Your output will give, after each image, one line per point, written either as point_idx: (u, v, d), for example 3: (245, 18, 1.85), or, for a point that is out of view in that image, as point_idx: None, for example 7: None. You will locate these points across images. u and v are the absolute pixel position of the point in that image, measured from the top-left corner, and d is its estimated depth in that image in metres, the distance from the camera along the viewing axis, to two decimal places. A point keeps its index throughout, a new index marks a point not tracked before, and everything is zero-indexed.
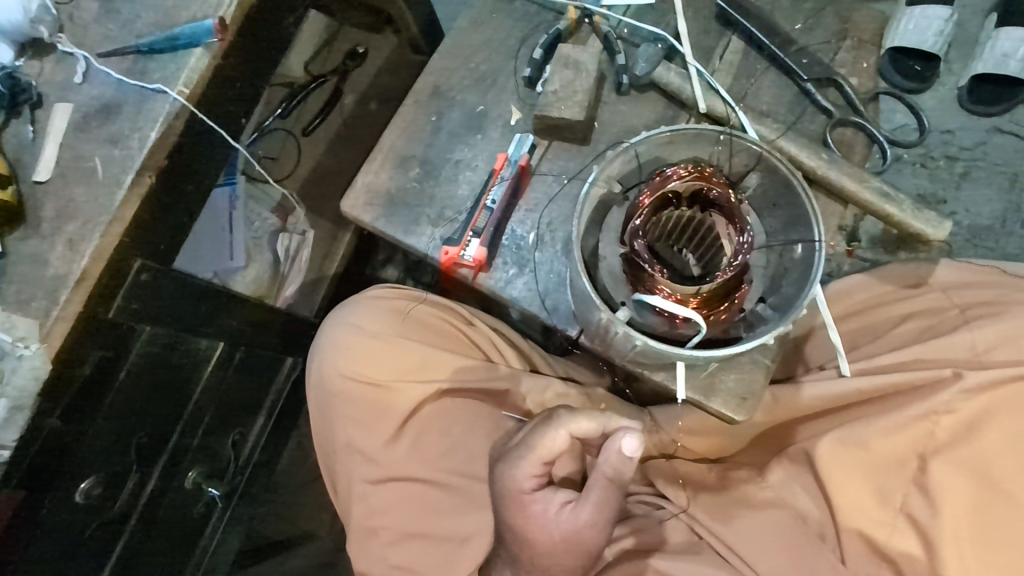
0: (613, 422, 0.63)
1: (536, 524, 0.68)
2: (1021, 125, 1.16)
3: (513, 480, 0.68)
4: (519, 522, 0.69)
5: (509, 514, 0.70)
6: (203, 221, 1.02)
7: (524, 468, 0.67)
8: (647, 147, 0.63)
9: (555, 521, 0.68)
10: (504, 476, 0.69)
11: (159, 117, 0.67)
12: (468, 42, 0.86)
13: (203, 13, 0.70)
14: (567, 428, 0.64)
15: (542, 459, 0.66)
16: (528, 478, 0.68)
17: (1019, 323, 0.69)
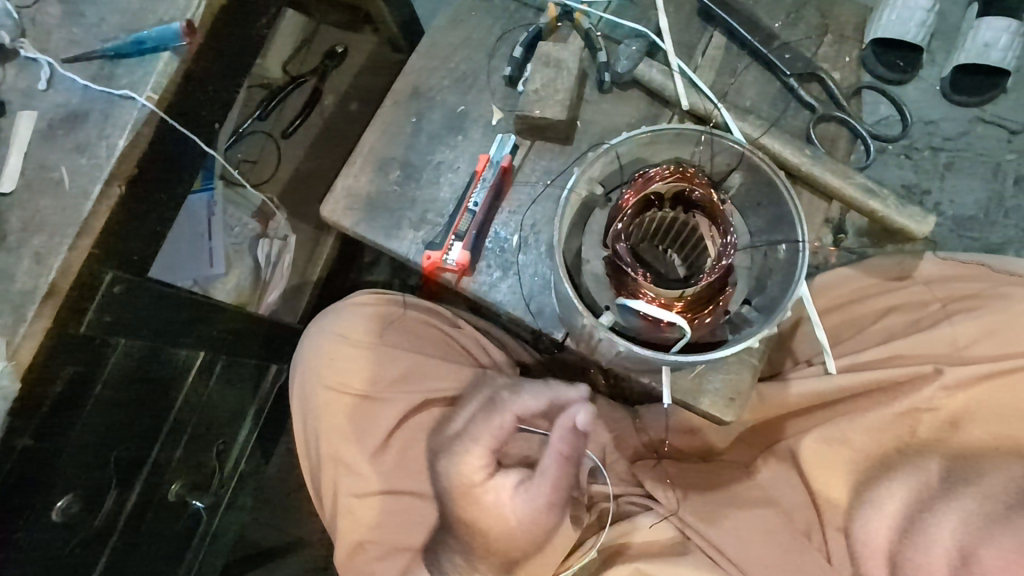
0: (562, 395, 0.67)
1: (487, 510, 0.68)
2: (1002, 115, 1.17)
3: (463, 472, 0.68)
4: (473, 512, 0.69)
5: (461, 506, 0.69)
6: (180, 227, 0.99)
7: (473, 457, 0.67)
8: (629, 147, 0.62)
9: (505, 506, 0.67)
10: (449, 457, 0.70)
11: (127, 125, 0.64)
12: (447, 41, 0.85)
13: (171, 15, 0.67)
14: (511, 410, 0.68)
15: (491, 445, 0.68)
16: (478, 467, 0.68)
17: (997, 317, 0.72)
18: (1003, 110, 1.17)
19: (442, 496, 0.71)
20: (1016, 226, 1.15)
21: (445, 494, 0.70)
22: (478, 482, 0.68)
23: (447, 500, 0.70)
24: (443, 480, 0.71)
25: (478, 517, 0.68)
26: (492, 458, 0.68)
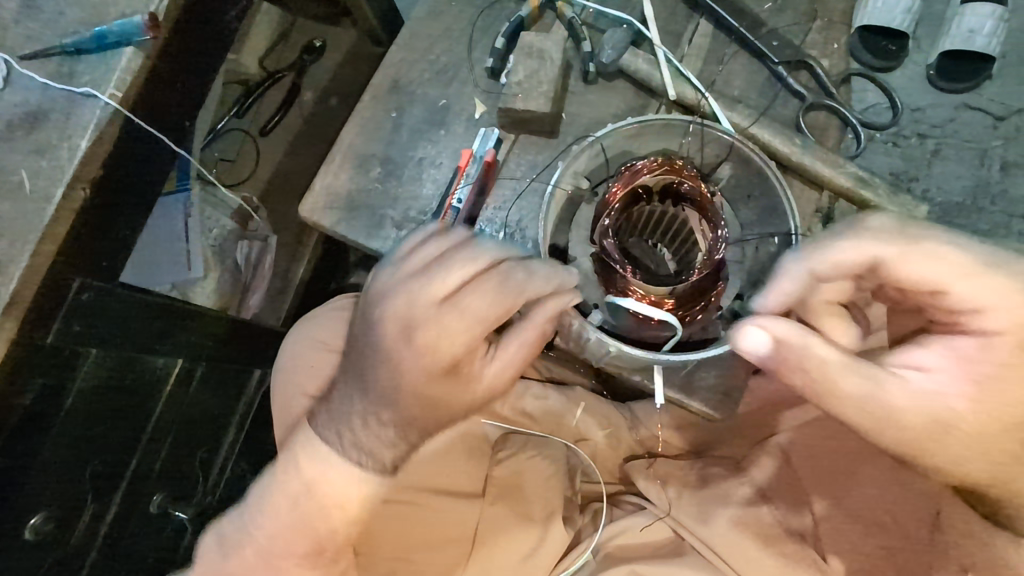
0: (568, 279, 0.58)
1: (452, 394, 0.60)
2: (987, 101, 1.16)
3: (448, 356, 0.57)
4: (433, 402, 0.61)
5: (421, 397, 0.60)
6: (154, 230, 0.96)
7: (466, 338, 0.57)
8: (615, 139, 0.60)
9: (474, 385, 0.60)
10: (439, 334, 0.56)
11: (90, 124, 0.61)
12: (426, 33, 0.82)
13: (134, 8, 0.64)
14: (525, 288, 0.55)
15: (484, 325, 0.57)
16: (464, 349, 0.58)
17: None
18: (989, 95, 1.16)
19: (397, 389, 0.59)
20: (1003, 212, 1.15)
21: (420, 384, 0.58)
22: (463, 360, 0.58)
23: (408, 390, 0.59)
24: (412, 367, 0.58)
25: (434, 403, 0.60)
26: (486, 333, 0.58)
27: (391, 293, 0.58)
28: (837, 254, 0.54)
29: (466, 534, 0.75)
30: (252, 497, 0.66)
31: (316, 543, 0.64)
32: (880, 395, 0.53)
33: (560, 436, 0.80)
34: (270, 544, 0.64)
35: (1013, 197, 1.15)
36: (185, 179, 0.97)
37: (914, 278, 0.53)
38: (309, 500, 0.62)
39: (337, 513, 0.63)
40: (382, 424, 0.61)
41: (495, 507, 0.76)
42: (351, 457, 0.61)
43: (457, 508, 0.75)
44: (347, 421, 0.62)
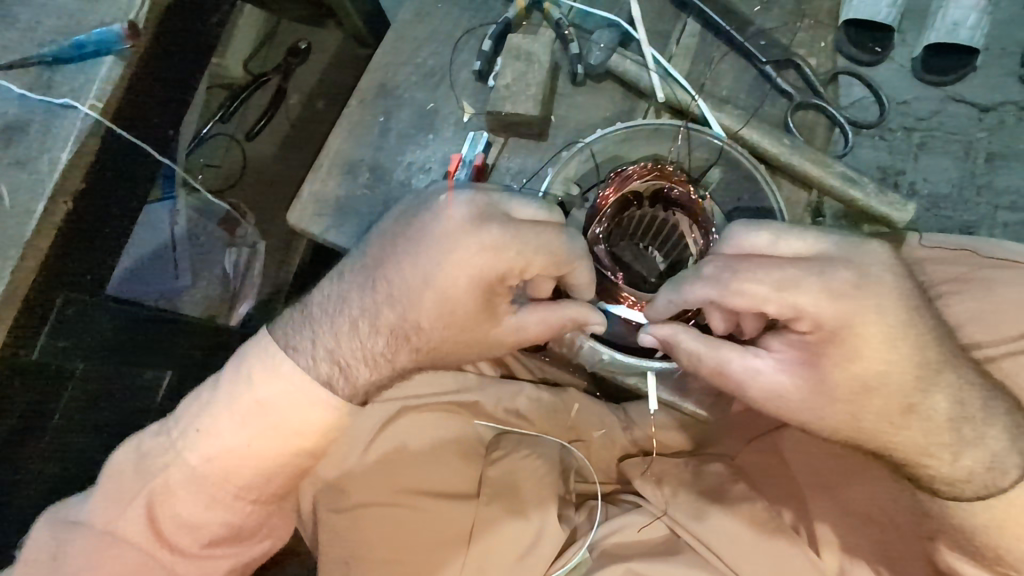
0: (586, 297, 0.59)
1: (467, 316, 0.57)
2: (972, 93, 1.17)
3: (480, 266, 0.55)
4: (434, 316, 0.57)
5: (428, 306, 0.56)
6: (140, 239, 0.94)
7: (510, 262, 0.55)
8: (604, 145, 0.61)
9: (485, 322, 0.58)
10: (519, 238, 0.54)
11: (70, 136, 0.60)
12: (413, 36, 0.81)
13: (113, 16, 0.63)
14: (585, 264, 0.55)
15: (532, 269, 0.55)
16: (499, 270, 0.55)
17: (1010, 296, 0.64)
18: (973, 88, 1.17)
19: (427, 284, 0.55)
20: (988, 203, 1.16)
21: (459, 288, 0.55)
22: (508, 277, 0.56)
23: (438, 288, 0.55)
24: (461, 259, 0.54)
25: (443, 316, 0.57)
26: (526, 274, 0.56)
27: (467, 194, 0.56)
28: (692, 293, 0.53)
29: (461, 534, 0.74)
30: (185, 416, 0.61)
31: (263, 472, 0.61)
32: (726, 367, 0.55)
33: (555, 435, 0.80)
34: (212, 471, 0.60)
35: (998, 189, 1.16)
36: (170, 187, 0.95)
37: (743, 307, 0.52)
38: (262, 424, 0.58)
39: (291, 442, 0.59)
40: (366, 328, 0.58)
41: (491, 506, 0.74)
42: (315, 377, 0.58)
43: (452, 510, 0.75)
44: (329, 327, 0.58)
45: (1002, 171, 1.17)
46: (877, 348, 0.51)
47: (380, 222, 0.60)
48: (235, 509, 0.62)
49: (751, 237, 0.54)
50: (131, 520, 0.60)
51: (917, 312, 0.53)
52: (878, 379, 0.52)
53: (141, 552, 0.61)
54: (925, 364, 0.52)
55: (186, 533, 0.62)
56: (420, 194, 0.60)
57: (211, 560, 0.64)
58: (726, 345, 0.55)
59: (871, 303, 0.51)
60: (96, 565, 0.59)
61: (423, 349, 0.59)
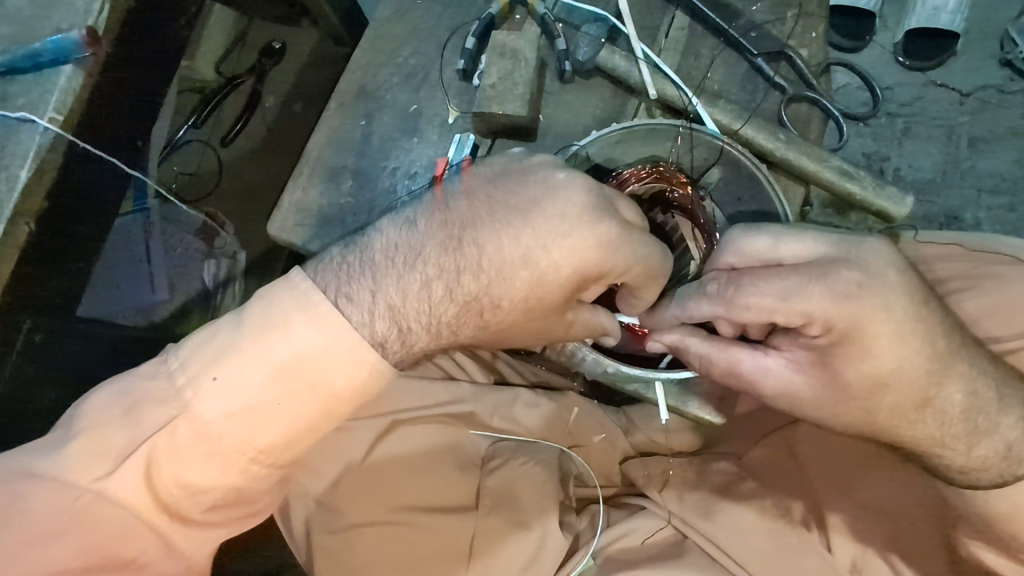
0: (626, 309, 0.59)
1: (547, 304, 0.53)
2: (953, 78, 1.17)
3: (583, 248, 0.50)
4: (514, 290, 0.52)
5: (511, 278, 0.51)
6: (112, 253, 0.90)
7: (619, 254, 0.51)
8: (599, 146, 0.58)
9: (552, 314, 0.55)
10: (629, 243, 0.51)
11: (29, 152, 0.56)
12: (392, 35, 0.78)
13: (71, 21, 0.59)
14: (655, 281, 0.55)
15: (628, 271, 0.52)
16: (598, 259, 0.51)
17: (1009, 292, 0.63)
18: (954, 74, 1.17)
19: (523, 261, 0.50)
20: (973, 187, 1.16)
21: (558, 278, 0.51)
22: (603, 275, 0.52)
23: (539, 270, 0.51)
24: (574, 247, 0.50)
25: (525, 299, 0.52)
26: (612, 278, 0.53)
27: (582, 181, 0.51)
28: (698, 309, 0.53)
29: (462, 547, 0.71)
30: (198, 355, 0.49)
31: (290, 434, 0.50)
32: (738, 368, 0.54)
33: (553, 441, 0.79)
34: (225, 430, 0.48)
35: (981, 173, 1.16)
36: (143, 198, 0.91)
37: (753, 320, 0.50)
38: (297, 377, 0.48)
39: (326, 401, 0.49)
40: (440, 292, 0.51)
41: (491, 518, 0.72)
42: (369, 336, 0.49)
43: (450, 524, 0.72)
44: (398, 281, 0.50)
45: (986, 155, 1.16)
46: (887, 347, 0.48)
47: (469, 182, 0.52)
48: (249, 474, 0.50)
49: (754, 243, 0.52)
50: (119, 477, 0.47)
51: (925, 300, 0.50)
52: (892, 375, 0.50)
53: (127, 517, 0.48)
54: (940, 355, 0.50)
55: (185, 499, 0.49)
56: (521, 160, 0.53)
57: (208, 530, 0.52)
58: (737, 347, 0.54)
59: (879, 304, 0.48)
60: (65, 530, 0.46)
61: (487, 326, 0.55)
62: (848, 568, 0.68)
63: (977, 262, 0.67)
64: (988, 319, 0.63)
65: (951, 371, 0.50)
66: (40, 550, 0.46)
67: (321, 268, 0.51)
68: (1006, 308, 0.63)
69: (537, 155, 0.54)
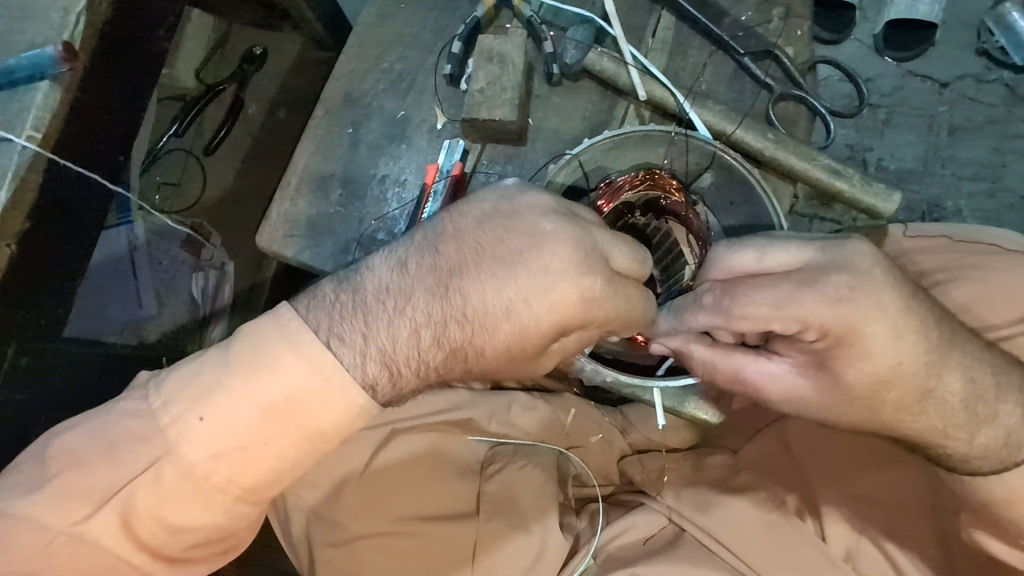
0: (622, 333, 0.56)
1: (531, 350, 0.52)
2: (932, 69, 1.19)
3: (563, 301, 0.49)
4: (500, 338, 0.50)
5: (496, 327, 0.49)
6: (96, 268, 0.89)
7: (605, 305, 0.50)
8: (592, 153, 0.56)
9: (537, 356, 0.54)
10: (612, 296, 0.50)
11: (7, 172, 0.54)
12: (376, 40, 0.77)
13: (45, 36, 0.57)
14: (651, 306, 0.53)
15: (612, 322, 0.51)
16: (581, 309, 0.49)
17: (997, 282, 0.64)
18: (933, 63, 1.19)
19: (508, 313, 0.49)
20: (953, 175, 1.18)
21: (542, 329, 0.50)
22: (588, 323, 0.51)
23: (521, 322, 0.49)
24: (557, 299, 0.48)
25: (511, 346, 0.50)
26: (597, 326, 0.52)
27: (572, 230, 0.49)
28: (694, 321, 0.53)
29: (463, 553, 0.71)
30: (181, 396, 0.47)
31: (274, 475, 0.49)
32: (742, 372, 0.54)
33: (551, 442, 0.79)
34: (207, 473, 0.47)
35: (961, 161, 1.18)
36: (126, 212, 0.89)
37: (748, 329, 0.50)
38: (284, 421, 0.47)
39: (313, 444, 0.48)
40: (427, 340, 0.49)
41: (490, 524, 0.72)
42: (359, 380, 0.47)
43: (452, 532, 0.72)
44: (386, 327, 0.48)
45: (965, 144, 1.18)
46: (884, 345, 0.49)
47: (459, 220, 0.50)
48: (231, 512, 0.49)
49: (741, 256, 0.52)
50: (102, 519, 0.46)
51: (912, 293, 0.50)
52: (893, 371, 0.50)
53: (107, 556, 0.47)
54: (935, 345, 0.50)
55: (166, 537, 0.48)
56: (512, 196, 0.50)
57: (189, 567, 0.51)
58: (739, 352, 0.54)
59: (872, 305, 0.48)
60: (48, 563, 0.45)
61: (471, 370, 0.53)
62: (843, 556, 0.70)
63: (964, 253, 0.67)
64: (975, 310, 0.64)
65: (944, 368, 0.51)
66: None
67: (310, 303, 0.49)
68: (991, 299, 0.64)
69: (532, 190, 0.51)
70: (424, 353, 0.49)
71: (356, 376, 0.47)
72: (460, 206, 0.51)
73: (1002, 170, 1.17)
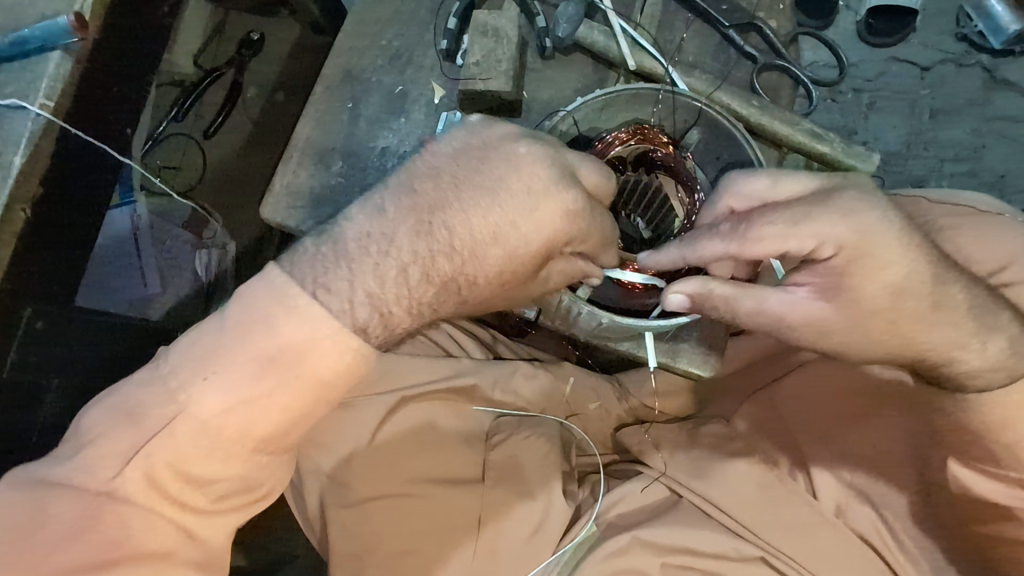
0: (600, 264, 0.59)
1: (520, 275, 0.54)
2: (915, 52, 1.23)
3: (547, 220, 0.51)
4: (492, 263, 0.52)
5: (490, 252, 0.51)
6: (102, 245, 0.90)
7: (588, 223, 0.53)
8: (586, 112, 0.59)
9: (524, 282, 0.56)
10: (588, 214, 0.53)
11: (21, 139, 0.55)
12: (374, 18, 0.80)
13: (55, 8, 0.59)
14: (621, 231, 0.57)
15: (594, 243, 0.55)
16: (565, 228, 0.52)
17: (971, 242, 0.68)
18: (913, 48, 1.23)
19: (495, 237, 0.51)
20: (935, 156, 1.22)
21: (529, 250, 0.52)
22: (570, 241, 0.55)
23: (509, 245, 0.51)
24: (541, 218, 0.51)
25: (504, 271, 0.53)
26: (572, 246, 0.55)
27: (541, 150, 0.52)
28: (710, 249, 0.53)
29: (472, 516, 0.73)
30: (186, 358, 0.47)
31: (291, 421, 0.49)
32: (763, 293, 0.54)
33: (552, 413, 0.82)
34: (220, 425, 0.47)
35: (942, 142, 1.22)
36: (128, 191, 0.93)
37: (767, 252, 0.51)
38: (290, 368, 0.47)
39: (322, 388, 0.49)
40: (417, 277, 0.50)
41: (496, 489, 0.74)
42: (353, 323, 0.48)
43: (460, 495, 0.74)
44: (374, 270, 0.48)
45: (946, 125, 1.22)
46: (895, 257, 0.51)
47: (429, 158, 0.52)
48: (251, 462, 0.49)
49: (749, 190, 0.54)
50: (132, 477, 0.46)
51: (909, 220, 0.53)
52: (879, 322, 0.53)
53: (145, 513, 0.46)
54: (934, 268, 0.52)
55: (192, 491, 0.48)
56: (478, 131, 0.53)
57: (224, 520, 0.50)
58: (754, 287, 0.54)
59: (880, 219, 0.51)
60: (83, 533, 0.44)
61: (464, 302, 0.54)
62: (834, 509, 0.73)
63: (942, 215, 0.71)
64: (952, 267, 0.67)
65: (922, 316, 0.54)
66: (58, 556, 0.44)
67: (293, 260, 0.49)
68: (967, 257, 0.67)
69: (497, 124, 0.54)
70: (419, 288, 0.50)
71: (345, 323, 0.47)
72: (427, 148, 0.53)
73: (981, 151, 1.22)
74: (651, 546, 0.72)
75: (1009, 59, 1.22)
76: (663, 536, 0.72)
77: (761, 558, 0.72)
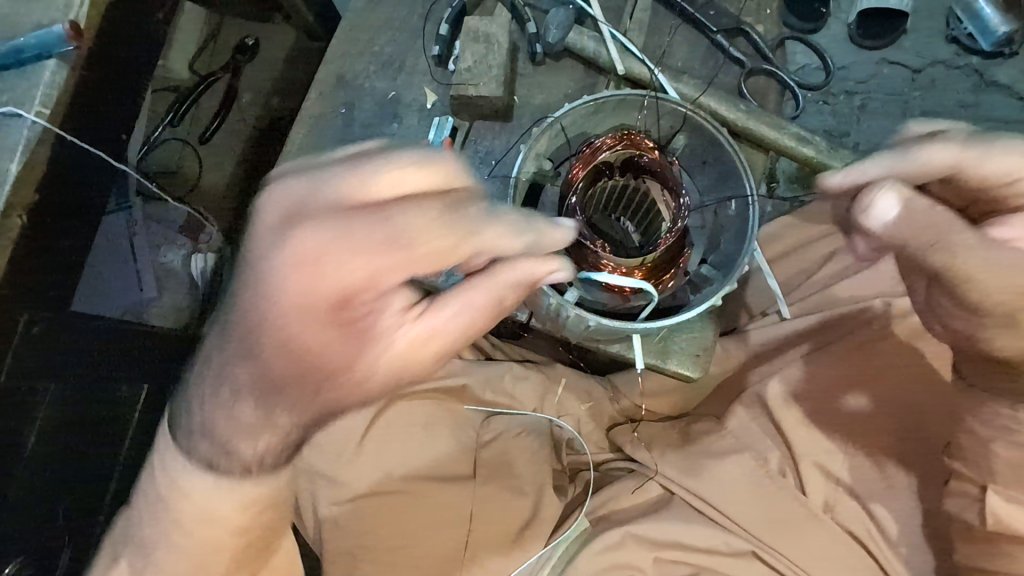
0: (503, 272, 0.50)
1: (344, 330, 0.49)
2: (904, 55, 1.25)
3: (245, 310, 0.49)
4: (298, 337, 0.48)
5: (294, 331, 0.48)
6: (100, 249, 0.89)
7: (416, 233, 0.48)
8: (573, 118, 0.58)
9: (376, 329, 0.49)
10: (318, 230, 0.46)
11: (17, 146, 0.56)
12: (367, 25, 0.80)
13: (51, 17, 0.59)
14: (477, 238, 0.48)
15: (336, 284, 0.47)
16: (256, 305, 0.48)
17: None
18: (903, 51, 1.25)
19: (259, 322, 0.49)
20: None
21: (296, 305, 0.47)
22: (344, 303, 0.48)
23: (280, 315, 0.48)
24: (276, 278, 0.47)
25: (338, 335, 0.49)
26: (342, 283, 0.47)
27: (283, 184, 0.48)
28: (932, 159, 0.53)
29: (465, 515, 0.76)
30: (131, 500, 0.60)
31: (204, 561, 0.59)
32: None
33: (542, 413, 0.81)
34: (173, 537, 0.57)
35: None
36: (125, 197, 0.90)
37: (996, 171, 0.53)
38: (188, 523, 0.56)
39: (217, 536, 0.57)
40: (241, 389, 0.51)
41: (488, 487, 0.77)
42: (203, 457, 0.54)
43: (455, 494, 0.76)
44: (210, 382, 0.53)
45: None
46: None
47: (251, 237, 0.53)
48: None
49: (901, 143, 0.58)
50: None
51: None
52: None
53: None
54: None
55: None
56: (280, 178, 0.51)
57: None
58: (959, 223, 0.52)
59: None
60: None
61: (318, 393, 0.51)
62: (821, 504, 0.76)
63: None
64: None
65: None
66: None
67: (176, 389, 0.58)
68: None
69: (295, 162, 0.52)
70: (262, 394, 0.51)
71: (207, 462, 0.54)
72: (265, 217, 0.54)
73: None
74: (642, 541, 0.76)
75: (1000, 60, 1.23)
76: (655, 531, 0.76)
77: (751, 551, 0.75)
